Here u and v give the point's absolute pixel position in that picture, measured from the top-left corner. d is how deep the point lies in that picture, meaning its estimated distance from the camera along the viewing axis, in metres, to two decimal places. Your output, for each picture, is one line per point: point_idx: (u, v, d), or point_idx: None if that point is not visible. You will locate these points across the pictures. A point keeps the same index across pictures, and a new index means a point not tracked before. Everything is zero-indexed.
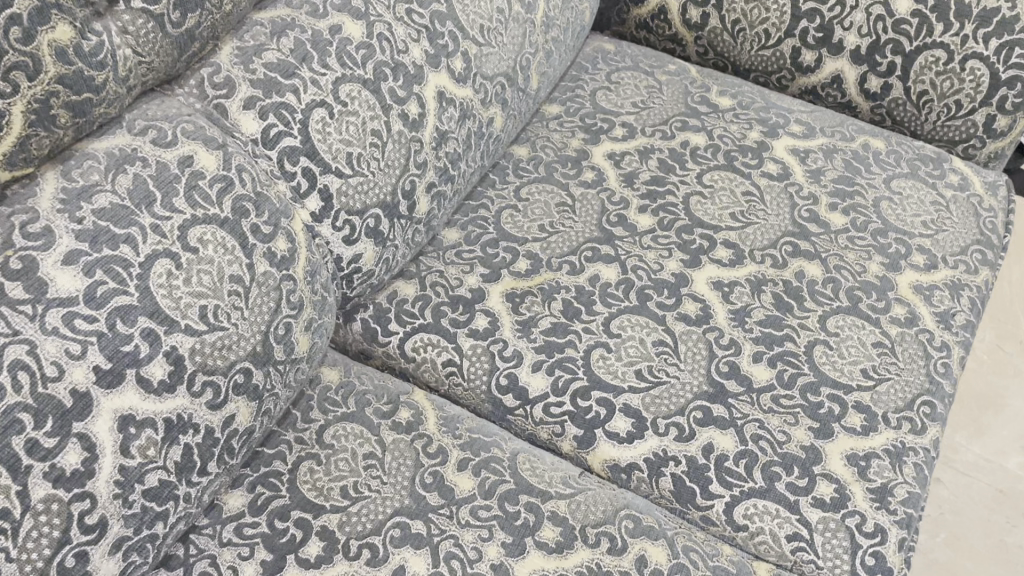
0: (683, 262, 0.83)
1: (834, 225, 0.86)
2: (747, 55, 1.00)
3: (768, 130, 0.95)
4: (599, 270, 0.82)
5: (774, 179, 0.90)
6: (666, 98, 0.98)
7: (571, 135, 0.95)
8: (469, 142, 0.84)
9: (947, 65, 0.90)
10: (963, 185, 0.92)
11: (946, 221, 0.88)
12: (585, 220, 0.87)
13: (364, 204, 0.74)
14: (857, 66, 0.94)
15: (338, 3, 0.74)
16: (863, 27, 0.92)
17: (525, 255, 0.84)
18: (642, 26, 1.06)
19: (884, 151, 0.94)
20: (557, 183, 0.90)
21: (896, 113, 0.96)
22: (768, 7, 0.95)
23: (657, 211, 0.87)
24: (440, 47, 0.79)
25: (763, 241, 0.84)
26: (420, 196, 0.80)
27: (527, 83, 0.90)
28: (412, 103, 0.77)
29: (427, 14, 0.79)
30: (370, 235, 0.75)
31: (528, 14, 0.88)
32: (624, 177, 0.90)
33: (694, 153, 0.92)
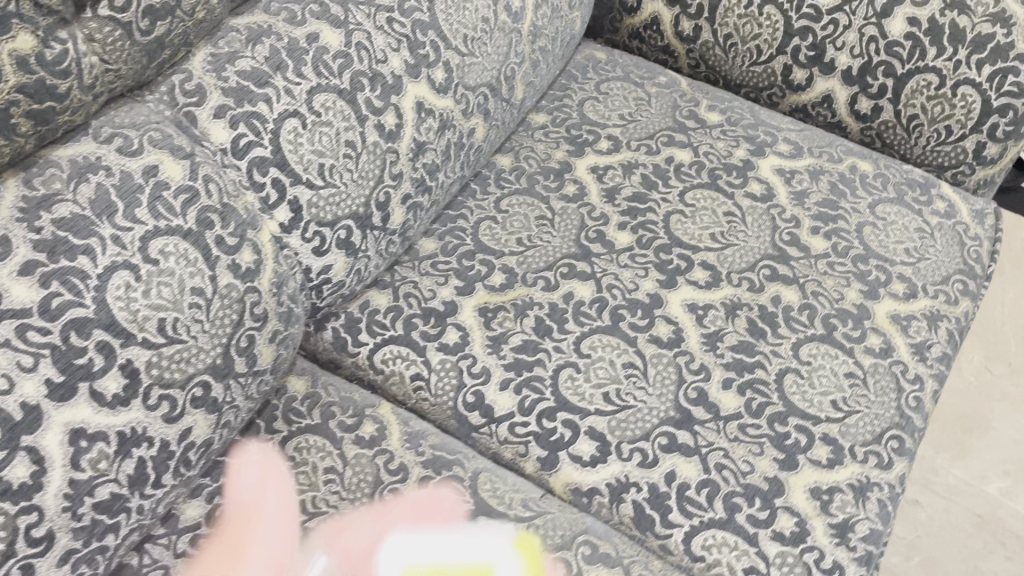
0: (658, 283, 0.82)
1: (815, 250, 0.85)
2: (738, 70, 0.98)
3: (754, 148, 0.93)
4: (574, 287, 0.82)
5: (757, 200, 0.89)
6: (653, 111, 0.97)
7: (555, 146, 0.95)
8: (448, 153, 0.83)
9: (938, 89, 0.88)
10: (950, 212, 0.91)
11: (929, 249, 0.87)
12: (564, 235, 0.86)
13: (336, 215, 0.73)
14: (848, 86, 0.93)
15: (317, 11, 0.73)
16: (856, 47, 0.90)
17: (500, 269, 0.83)
18: (634, 36, 1.04)
19: (872, 174, 0.92)
20: (537, 195, 0.90)
21: (886, 135, 0.94)
22: (760, 23, 0.94)
23: (637, 228, 0.86)
24: (421, 57, 0.78)
25: (742, 264, 0.84)
26: (395, 208, 0.79)
27: (512, 93, 0.89)
28: (390, 114, 0.76)
29: (410, 23, 0.78)
30: (342, 247, 0.75)
31: (515, 24, 0.87)
32: (606, 191, 0.90)
33: (678, 170, 0.91)
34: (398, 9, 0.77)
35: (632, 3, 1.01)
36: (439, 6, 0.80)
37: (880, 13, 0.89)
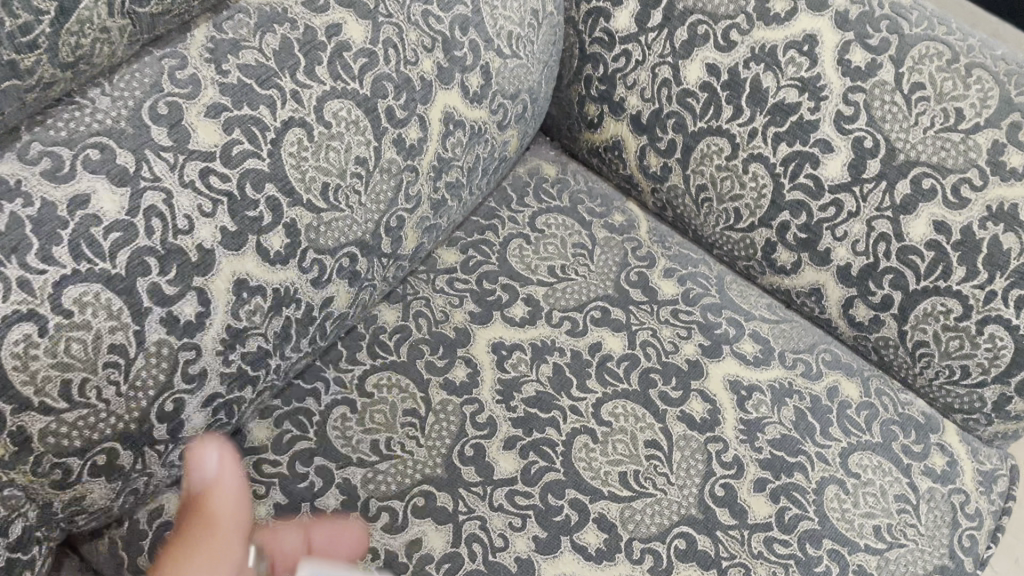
0: (534, 543, 0.63)
1: (754, 517, 0.66)
2: (710, 231, 0.77)
3: (709, 344, 0.73)
4: (425, 532, 0.63)
5: (693, 427, 0.69)
6: (592, 269, 0.77)
7: (457, 302, 0.74)
8: (289, 332, 0.63)
9: (958, 321, 0.66)
10: (948, 474, 0.70)
11: (907, 530, 0.67)
12: (432, 447, 0.67)
13: (87, 440, 0.54)
14: (844, 286, 0.71)
15: (94, 160, 0.53)
16: (860, 242, 0.68)
17: (337, 487, 0.65)
18: (594, 154, 0.83)
19: (855, 403, 0.72)
20: (415, 376, 0.70)
21: (884, 353, 0.73)
22: (743, 182, 0.72)
23: (527, 450, 0.67)
24: (249, 221, 0.58)
25: (651, 528, 0.64)
26: (192, 413, 0.59)
27: (398, 245, 0.69)
28: (188, 301, 0.56)
29: (235, 174, 0.57)
30: (99, 473, 0.56)
31: (409, 161, 0.66)
32: (503, 384, 0.70)
33: (601, 365, 0.71)
34: (220, 156, 0.57)
35: (593, 117, 0.80)
36: (286, 148, 0.59)
37: (900, 206, 0.66)
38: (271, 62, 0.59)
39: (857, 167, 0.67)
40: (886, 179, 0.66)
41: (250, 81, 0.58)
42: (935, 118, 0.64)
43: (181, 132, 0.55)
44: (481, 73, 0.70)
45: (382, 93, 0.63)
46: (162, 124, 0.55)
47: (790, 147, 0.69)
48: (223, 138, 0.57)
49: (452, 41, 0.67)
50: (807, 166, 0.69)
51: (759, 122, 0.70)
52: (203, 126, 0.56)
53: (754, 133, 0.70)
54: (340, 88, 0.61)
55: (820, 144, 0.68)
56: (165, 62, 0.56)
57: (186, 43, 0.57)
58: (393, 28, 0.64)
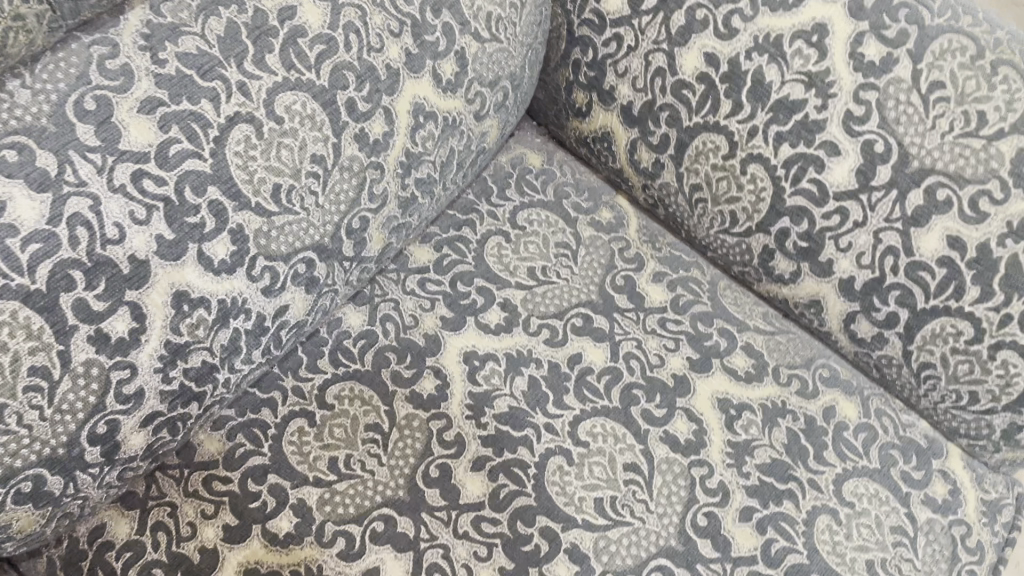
0: (499, 575, 0.59)
1: (738, 549, 0.61)
2: (704, 232, 0.72)
3: (698, 357, 0.68)
4: (383, 560, 0.59)
5: (676, 449, 0.64)
6: (575, 272, 0.72)
7: (428, 306, 0.69)
8: (239, 344, 0.58)
9: (969, 345, 0.60)
10: (949, 504, 0.65)
11: (903, 566, 0.62)
12: (394, 467, 0.62)
13: (8, 468, 0.49)
14: (845, 300, 0.66)
15: (11, 162, 0.47)
16: (865, 255, 0.63)
17: (291, 509, 0.60)
18: (582, 143, 0.78)
19: (853, 425, 0.67)
20: (379, 388, 0.65)
21: (886, 372, 0.68)
22: (741, 184, 0.66)
23: (497, 472, 0.62)
24: (189, 228, 0.53)
25: (626, 560, 0.60)
26: (129, 434, 0.55)
27: (361, 247, 0.64)
28: (120, 316, 0.51)
29: (173, 177, 0.52)
30: (24, 500, 0.51)
31: (373, 157, 0.61)
32: (474, 399, 0.65)
33: (580, 379, 0.66)
34: (156, 157, 0.51)
35: (581, 104, 0.75)
36: (231, 146, 0.53)
37: (911, 218, 0.60)
38: (214, 50, 0.53)
39: (866, 173, 0.61)
40: (896, 187, 0.60)
41: (190, 72, 0.52)
42: (955, 121, 0.57)
43: (111, 131, 0.50)
44: (455, 59, 0.63)
45: (342, 83, 0.57)
46: (89, 121, 0.49)
47: (793, 148, 0.63)
48: (159, 137, 0.51)
49: (423, 25, 0.61)
50: (811, 170, 0.62)
51: (760, 119, 0.64)
52: (136, 123, 0.50)
53: (754, 132, 0.64)
54: (294, 78, 0.55)
55: (826, 146, 0.61)
56: (95, 49, 0.51)
57: (118, 29, 0.52)
58: (355, 10, 0.57)
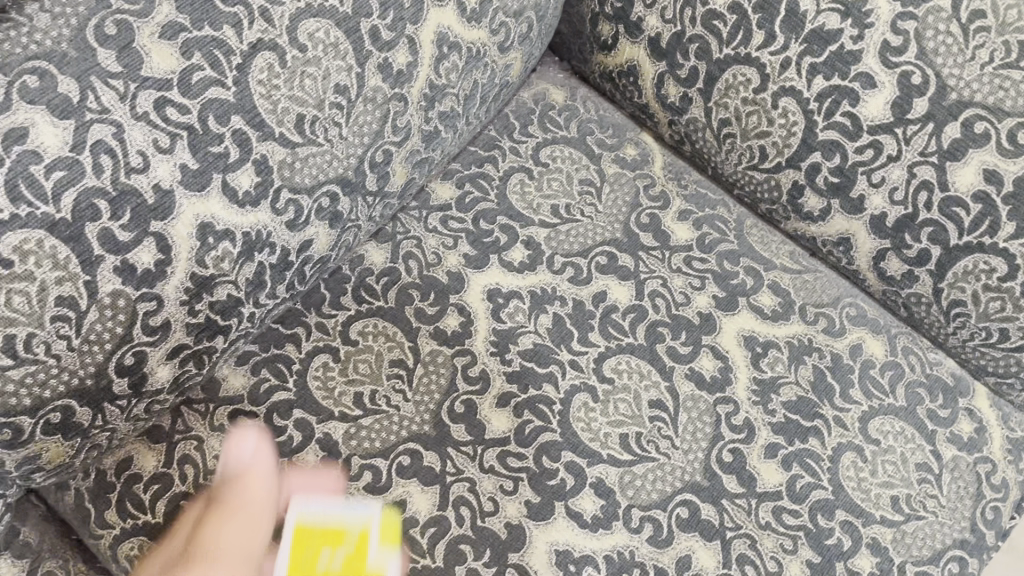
0: (526, 508, 0.59)
1: (763, 485, 0.61)
2: (731, 168, 0.71)
3: (724, 295, 0.68)
4: (410, 494, 0.59)
5: (701, 386, 0.64)
6: (600, 209, 0.71)
7: (451, 242, 0.69)
8: (263, 278, 0.58)
9: (1003, 281, 0.60)
10: (975, 441, 0.65)
11: (927, 502, 0.62)
12: (420, 402, 0.62)
13: (37, 398, 0.49)
14: (876, 237, 0.65)
15: (32, 88, 0.46)
16: (899, 190, 0.61)
17: (317, 443, 0.60)
18: (606, 79, 0.76)
19: (880, 363, 0.66)
20: (404, 325, 0.65)
21: (914, 309, 0.67)
22: (772, 119, 0.65)
23: (523, 408, 0.62)
24: (213, 158, 0.52)
25: (651, 495, 0.60)
26: (155, 366, 0.55)
27: (385, 182, 0.63)
28: (145, 248, 0.50)
29: (196, 106, 0.51)
30: (54, 430, 0.52)
31: (397, 89, 0.60)
32: (498, 336, 0.65)
33: (605, 317, 0.66)
34: (178, 84, 0.50)
35: (606, 37, 0.73)
36: (254, 75, 0.52)
37: (946, 151, 0.59)
38: None
39: (901, 106, 0.59)
40: (933, 120, 0.58)
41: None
42: (995, 52, 0.55)
43: (132, 56, 0.49)
44: None
45: (367, 11, 0.56)
46: (110, 46, 0.48)
47: (827, 80, 0.61)
48: (181, 64, 0.50)
49: None
50: (844, 103, 0.61)
51: (794, 50, 0.62)
52: (159, 49, 0.49)
53: (787, 64, 0.62)
54: (317, 4, 0.54)
55: (861, 78, 0.60)
56: None
57: None
58: None
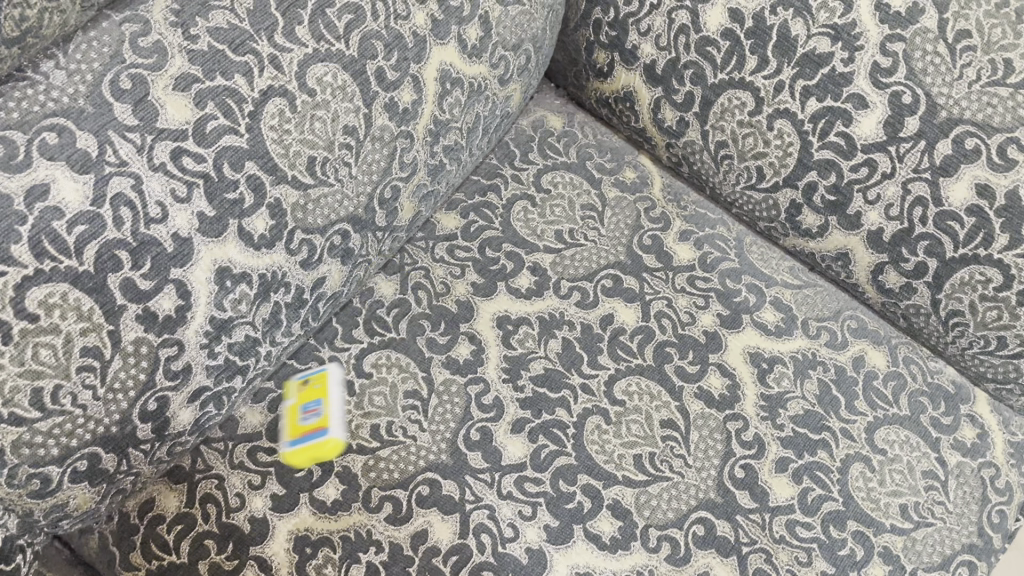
0: (545, 532, 0.60)
1: (775, 499, 0.62)
2: (729, 188, 0.73)
3: (727, 313, 0.70)
4: (431, 523, 0.60)
5: (711, 404, 0.65)
6: (603, 233, 0.73)
7: (459, 272, 0.70)
8: (278, 318, 0.59)
9: (999, 291, 0.61)
10: (978, 446, 0.66)
11: (935, 508, 0.63)
12: (435, 431, 0.63)
13: (65, 447, 0.50)
14: (873, 251, 0.67)
15: (51, 144, 0.47)
16: (894, 206, 0.63)
17: (337, 476, 0.61)
18: (603, 104, 0.78)
19: (882, 374, 0.68)
20: (416, 355, 0.66)
21: (914, 320, 0.69)
22: (768, 140, 0.67)
23: (537, 433, 0.63)
24: (230, 204, 0.53)
25: (667, 514, 0.61)
26: (177, 410, 0.55)
27: (393, 217, 0.65)
28: (166, 295, 0.51)
29: (210, 153, 0.52)
30: (80, 478, 0.52)
31: (403, 126, 0.61)
32: (509, 363, 0.66)
33: (614, 339, 0.68)
34: (193, 133, 0.51)
35: (602, 64, 0.75)
36: (266, 121, 0.53)
37: (939, 167, 0.60)
38: (244, 23, 0.52)
39: (893, 124, 0.61)
40: (925, 138, 0.60)
41: (222, 46, 0.52)
42: (982, 70, 0.57)
43: (148, 109, 0.49)
44: (479, 24, 0.63)
45: (371, 53, 0.57)
46: (126, 101, 0.49)
47: (820, 102, 0.63)
48: (196, 114, 0.51)
49: None
50: (838, 123, 0.63)
51: (787, 73, 0.63)
52: (173, 100, 0.50)
53: (781, 87, 0.64)
54: (325, 49, 0.55)
55: (854, 99, 0.61)
56: (125, 27, 0.50)
57: (148, 5, 0.51)
58: None
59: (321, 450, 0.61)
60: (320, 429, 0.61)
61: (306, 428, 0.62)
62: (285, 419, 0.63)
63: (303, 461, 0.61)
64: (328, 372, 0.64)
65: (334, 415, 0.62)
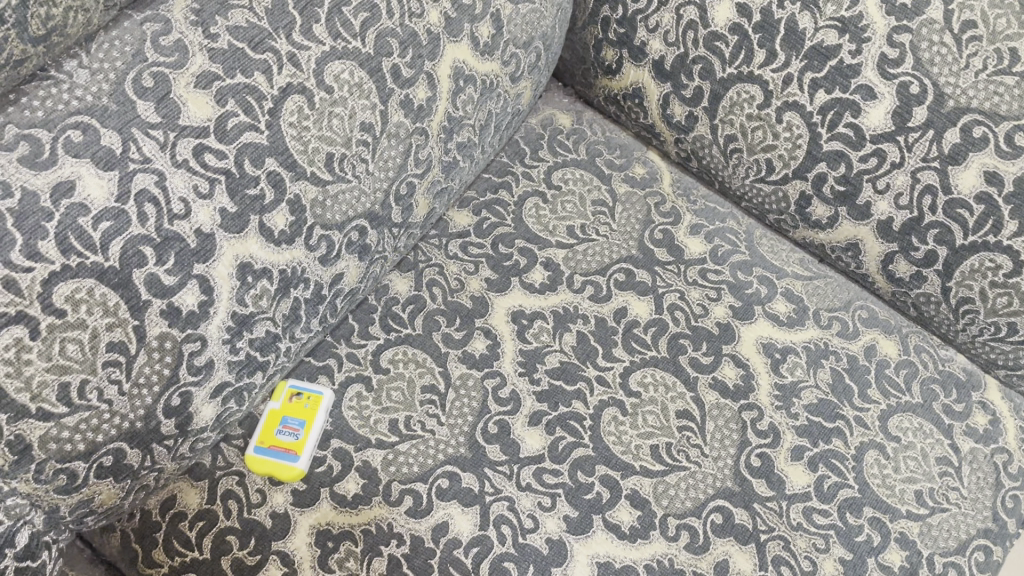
0: (565, 523, 0.61)
1: (792, 486, 0.63)
2: (739, 182, 0.74)
3: (739, 305, 0.70)
4: (451, 515, 0.60)
5: (725, 395, 0.66)
6: (614, 228, 0.73)
7: (472, 268, 0.71)
8: (297, 314, 0.60)
9: (1008, 277, 0.62)
10: (990, 432, 0.67)
11: (950, 493, 0.64)
12: (454, 425, 0.64)
13: (91, 442, 0.51)
14: (883, 241, 0.67)
15: (77, 142, 0.47)
16: (903, 195, 0.64)
17: (357, 471, 0.62)
18: (611, 101, 0.79)
19: (894, 362, 0.69)
20: (432, 351, 0.67)
21: (924, 309, 0.70)
22: (777, 133, 0.68)
23: (554, 425, 0.64)
24: (251, 200, 0.53)
25: (685, 503, 0.62)
26: (200, 405, 0.56)
27: (408, 213, 0.66)
28: (189, 290, 0.52)
29: (232, 150, 0.52)
30: (106, 474, 0.53)
31: (418, 123, 0.62)
32: (524, 356, 0.67)
33: (628, 332, 0.68)
34: (215, 131, 0.51)
35: (610, 62, 0.76)
36: (286, 118, 0.54)
37: (948, 156, 0.61)
38: (263, 22, 0.53)
39: (902, 115, 0.62)
40: (933, 127, 0.61)
41: (242, 45, 0.52)
42: (988, 60, 0.58)
43: (170, 107, 0.50)
44: (491, 22, 0.64)
45: (387, 50, 0.58)
46: (148, 99, 0.50)
47: (828, 94, 0.64)
48: (217, 111, 0.51)
49: None
50: (846, 115, 0.64)
51: (795, 66, 0.64)
52: (194, 98, 0.51)
53: (789, 80, 0.65)
54: (342, 47, 0.56)
55: (862, 90, 0.62)
56: (147, 27, 0.51)
57: (169, 5, 0.52)
58: None
59: (280, 471, 0.60)
60: (292, 453, 0.61)
61: (278, 444, 0.61)
62: (266, 424, 0.62)
63: (260, 469, 0.61)
64: (322, 396, 0.63)
65: (310, 442, 0.61)
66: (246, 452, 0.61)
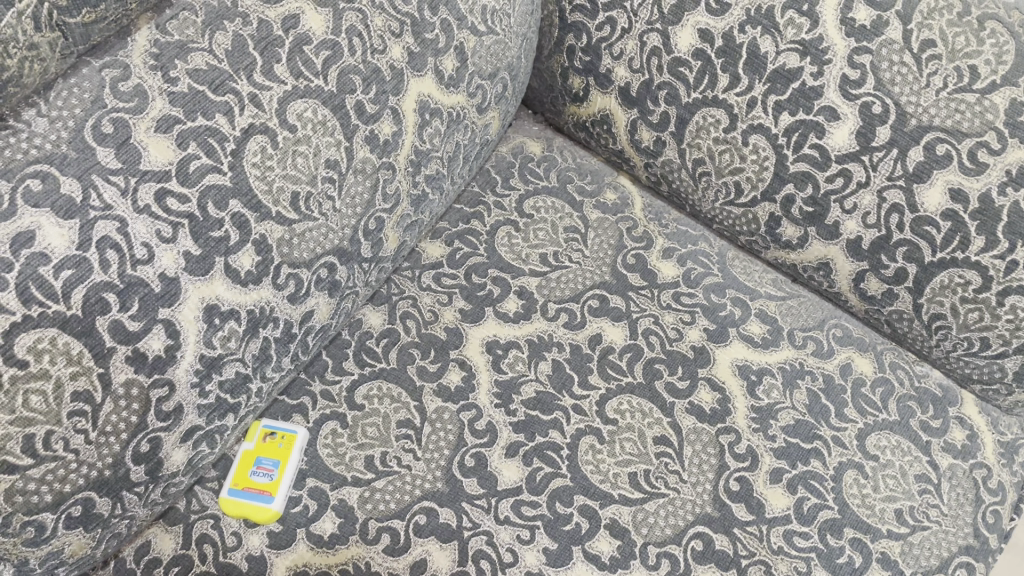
0: (544, 555, 0.60)
1: (771, 510, 0.63)
2: (709, 205, 0.74)
3: (714, 328, 0.70)
4: (429, 552, 0.60)
5: (703, 419, 0.66)
6: (587, 254, 0.74)
7: (447, 299, 0.71)
8: (267, 353, 0.59)
9: (978, 294, 0.62)
10: (968, 448, 0.67)
11: (930, 511, 0.64)
12: (430, 460, 0.63)
13: (59, 493, 0.50)
14: (853, 259, 0.67)
15: (36, 191, 0.47)
16: (871, 215, 0.64)
17: (333, 509, 0.61)
18: (581, 128, 0.80)
19: (870, 380, 0.69)
20: (407, 385, 0.66)
21: (897, 326, 0.70)
22: (743, 155, 0.68)
23: (531, 456, 0.64)
24: (215, 242, 0.53)
25: (665, 530, 0.61)
26: (170, 450, 0.55)
27: (378, 247, 0.66)
28: (155, 335, 0.51)
29: (195, 193, 0.52)
30: (75, 523, 0.52)
31: (384, 158, 0.62)
32: (500, 387, 0.67)
33: (603, 359, 0.68)
34: (176, 174, 0.51)
35: (577, 89, 0.76)
36: (248, 158, 0.54)
37: (913, 174, 0.61)
38: (223, 64, 0.53)
39: (865, 134, 0.62)
40: (897, 146, 0.61)
41: (202, 87, 0.52)
42: (948, 78, 0.58)
43: (131, 152, 0.50)
44: (455, 55, 0.64)
45: (350, 87, 0.58)
46: (108, 145, 0.49)
47: (792, 116, 0.64)
48: (177, 155, 0.51)
49: (423, 22, 0.61)
50: (811, 136, 0.64)
51: (758, 90, 0.65)
52: (155, 142, 0.50)
53: (753, 103, 0.65)
54: (304, 86, 0.56)
55: (825, 111, 0.63)
56: (105, 73, 0.51)
57: (128, 50, 0.52)
58: (356, 14, 0.58)
59: (255, 513, 0.60)
60: (266, 494, 0.60)
61: (253, 485, 0.61)
62: (241, 466, 0.62)
63: (234, 510, 0.60)
64: (296, 435, 0.63)
65: (285, 482, 0.61)
66: (220, 494, 0.61)
